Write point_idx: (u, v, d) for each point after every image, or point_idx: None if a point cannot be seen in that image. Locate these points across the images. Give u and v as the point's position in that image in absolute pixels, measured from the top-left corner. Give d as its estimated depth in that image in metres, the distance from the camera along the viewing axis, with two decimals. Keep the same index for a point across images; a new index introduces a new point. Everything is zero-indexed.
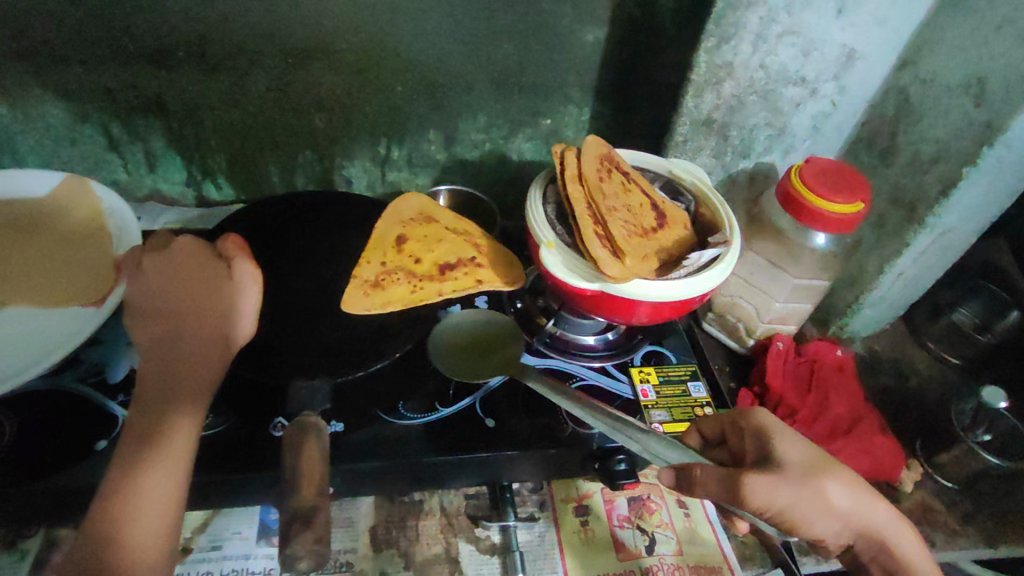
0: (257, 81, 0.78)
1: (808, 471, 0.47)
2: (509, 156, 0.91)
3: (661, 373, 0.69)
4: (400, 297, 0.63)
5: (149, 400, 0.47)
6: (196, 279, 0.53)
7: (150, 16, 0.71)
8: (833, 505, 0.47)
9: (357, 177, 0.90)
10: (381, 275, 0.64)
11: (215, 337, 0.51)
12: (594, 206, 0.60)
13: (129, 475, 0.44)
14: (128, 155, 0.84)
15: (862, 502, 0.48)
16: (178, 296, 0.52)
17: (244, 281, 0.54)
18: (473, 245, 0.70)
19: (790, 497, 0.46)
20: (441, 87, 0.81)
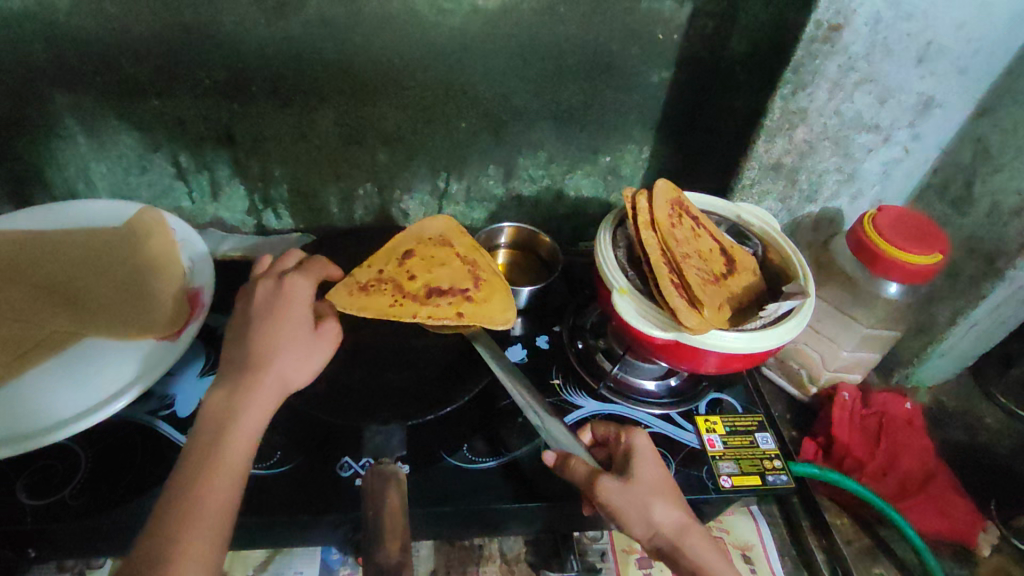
0: (325, 117, 0.80)
1: (645, 488, 0.49)
2: (566, 193, 0.91)
3: (727, 423, 0.67)
4: (377, 306, 0.60)
5: (214, 417, 0.48)
6: (293, 317, 0.55)
7: (228, 52, 0.73)
8: (652, 521, 0.48)
9: (413, 209, 0.91)
10: (373, 282, 0.63)
11: (287, 369, 0.52)
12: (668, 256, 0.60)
13: (196, 476, 0.45)
14: (194, 184, 0.86)
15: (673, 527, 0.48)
16: (275, 327, 0.54)
17: (323, 338, 0.55)
18: (474, 276, 0.66)
19: (622, 500, 0.49)
20: (504, 124, 0.82)
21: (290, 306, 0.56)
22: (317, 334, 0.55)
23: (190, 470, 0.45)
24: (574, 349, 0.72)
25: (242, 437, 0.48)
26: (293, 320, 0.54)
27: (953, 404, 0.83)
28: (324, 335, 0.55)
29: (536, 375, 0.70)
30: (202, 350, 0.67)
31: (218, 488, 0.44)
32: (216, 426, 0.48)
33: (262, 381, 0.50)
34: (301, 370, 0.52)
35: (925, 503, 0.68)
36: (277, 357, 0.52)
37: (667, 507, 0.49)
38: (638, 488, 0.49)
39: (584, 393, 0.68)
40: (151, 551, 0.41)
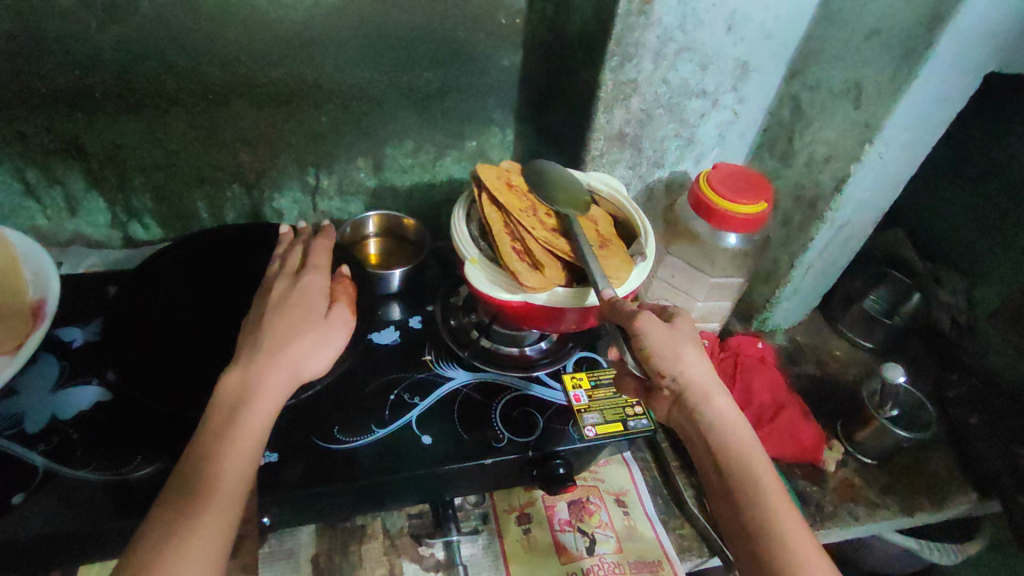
0: (179, 121, 0.78)
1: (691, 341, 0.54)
2: (439, 179, 0.93)
3: (592, 378, 0.71)
4: (512, 206, 0.66)
5: (224, 406, 0.51)
6: (311, 303, 0.59)
7: (61, 58, 0.70)
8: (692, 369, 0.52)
9: (287, 208, 0.91)
10: (519, 189, 0.70)
11: (301, 359, 0.55)
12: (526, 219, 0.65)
13: (214, 451, 0.48)
14: (47, 200, 0.82)
15: (702, 393, 0.52)
16: (292, 315, 0.57)
17: (336, 323, 0.58)
18: (603, 242, 0.67)
19: (666, 338, 0.52)
20: (365, 116, 0.84)
21: (307, 294, 0.59)
22: (330, 319, 0.58)
23: (209, 446, 0.49)
24: (447, 325, 0.75)
25: (258, 418, 0.51)
26: (306, 309, 0.58)
27: (805, 343, 0.91)
28: (337, 320, 0.59)
29: (408, 353, 0.72)
30: (57, 364, 0.65)
31: (234, 468, 0.48)
32: (233, 404, 0.51)
33: (274, 364, 0.53)
34: (316, 357, 0.56)
35: (775, 433, 0.75)
36: (290, 343, 0.55)
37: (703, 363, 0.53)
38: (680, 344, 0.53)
39: (456, 364, 0.71)
40: (167, 523, 0.44)
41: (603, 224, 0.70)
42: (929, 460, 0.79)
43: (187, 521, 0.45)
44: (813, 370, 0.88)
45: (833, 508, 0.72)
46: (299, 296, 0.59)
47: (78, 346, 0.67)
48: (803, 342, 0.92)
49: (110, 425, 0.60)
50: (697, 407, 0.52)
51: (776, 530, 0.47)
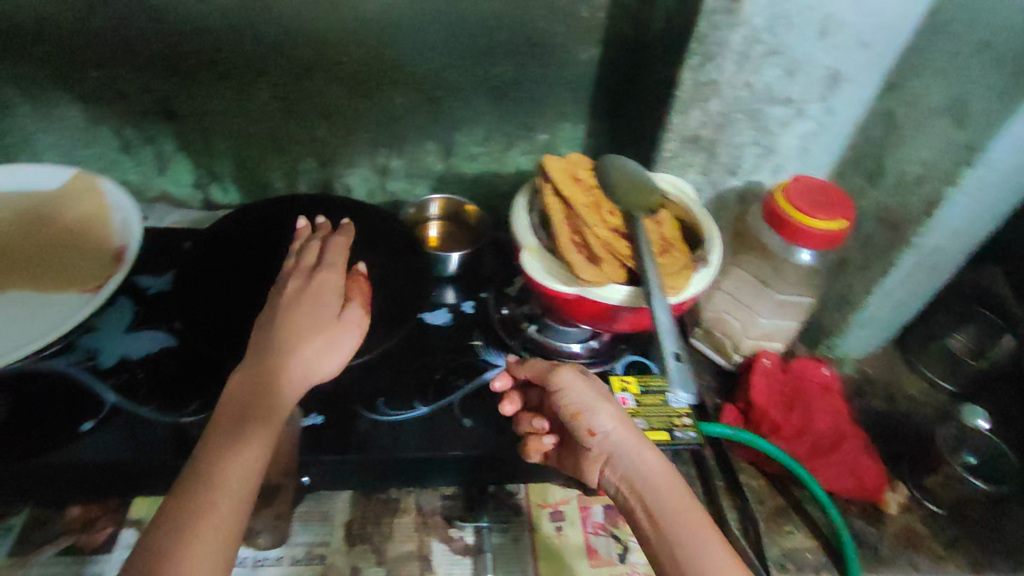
0: (264, 92, 0.82)
1: (606, 394, 0.54)
2: (506, 170, 0.93)
3: (641, 383, 0.69)
4: (576, 199, 0.65)
5: (233, 411, 0.50)
6: (323, 300, 0.56)
7: (164, 24, 0.75)
8: (610, 419, 0.52)
9: (356, 185, 0.93)
10: (586, 183, 0.68)
11: (314, 358, 0.52)
12: (590, 214, 0.64)
13: (222, 458, 0.48)
14: (140, 157, 0.88)
15: (632, 450, 0.51)
16: (301, 314, 0.55)
17: (348, 326, 0.55)
18: (666, 247, 0.64)
19: (582, 387, 0.54)
20: (439, 101, 0.85)
21: (321, 292, 0.57)
22: (341, 322, 0.55)
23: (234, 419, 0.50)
24: (499, 314, 0.74)
25: (265, 425, 0.50)
26: (318, 309, 0.55)
27: (876, 376, 0.85)
28: (349, 321, 0.56)
29: (459, 336, 0.72)
30: (131, 308, 0.68)
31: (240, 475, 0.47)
32: (241, 410, 0.50)
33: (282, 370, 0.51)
34: (327, 359, 0.53)
35: (835, 464, 0.70)
36: (302, 346, 0.53)
37: (618, 416, 0.53)
38: (597, 394, 0.54)
39: (503, 353, 0.70)
40: (169, 530, 0.44)
41: (673, 230, 0.68)
42: (1006, 517, 0.72)
43: (186, 533, 0.44)
44: (882, 406, 0.82)
45: (890, 554, 0.67)
46: (315, 294, 0.57)
47: (152, 293, 0.71)
48: (873, 376, 0.86)
49: (174, 370, 0.63)
50: (625, 465, 0.51)
51: None
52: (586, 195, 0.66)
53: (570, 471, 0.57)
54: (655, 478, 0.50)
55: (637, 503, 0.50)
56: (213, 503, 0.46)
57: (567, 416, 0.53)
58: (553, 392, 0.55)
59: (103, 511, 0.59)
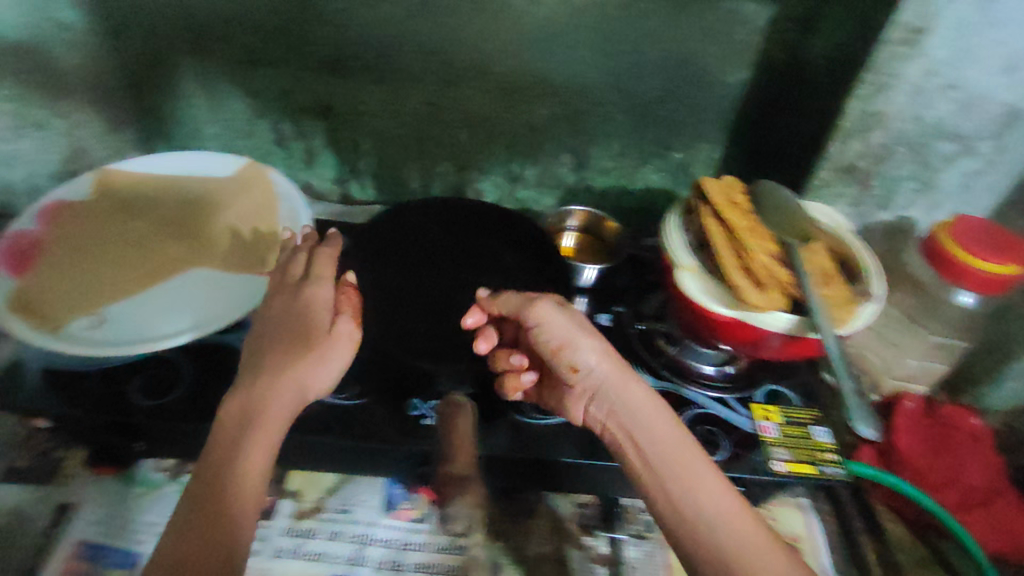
0: (416, 97, 0.85)
1: (587, 326, 0.57)
2: (636, 186, 0.94)
3: (784, 414, 0.68)
4: (736, 221, 0.64)
5: (226, 439, 0.50)
6: (317, 319, 0.57)
7: (334, 29, 0.78)
8: (595, 355, 0.56)
9: (487, 190, 0.96)
10: (741, 205, 0.68)
11: (308, 375, 0.54)
12: (752, 241, 0.63)
13: (221, 485, 0.48)
14: (292, 150, 0.93)
15: (617, 383, 0.55)
16: (297, 332, 0.56)
17: (341, 338, 0.57)
18: (828, 276, 0.63)
19: (566, 323, 0.56)
20: (580, 115, 0.86)
21: (311, 311, 0.58)
22: (335, 334, 0.56)
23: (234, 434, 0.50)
24: (635, 329, 0.75)
25: (262, 446, 0.50)
26: (309, 325, 0.56)
27: None
28: (340, 335, 0.57)
29: None
30: None
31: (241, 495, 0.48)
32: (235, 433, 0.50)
33: (278, 387, 0.53)
34: (321, 373, 0.55)
35: (989, 517, 0.68)
36: (299, 363, 0.54)
37: (601, 350, 0.56)
38: (581, 328, 0.57)
39: (642, 369, 0.71)
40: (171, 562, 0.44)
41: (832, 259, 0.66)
42: None
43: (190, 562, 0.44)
44: None
45: None
46: (303, 310, 0.58)
47: None
48: None
49: None
50: (611, 398, 0.55)
51: (709, 515, 0.48)
52: (744, 218, 0.66)
53: (551, 405, 0.62)
54: (640, 409, 0.54)
55: (620, 430, 0.54)
56: (225, 493, 0.47)
57: (552, 352, 0.57)
58: (532, 327, 0.57)
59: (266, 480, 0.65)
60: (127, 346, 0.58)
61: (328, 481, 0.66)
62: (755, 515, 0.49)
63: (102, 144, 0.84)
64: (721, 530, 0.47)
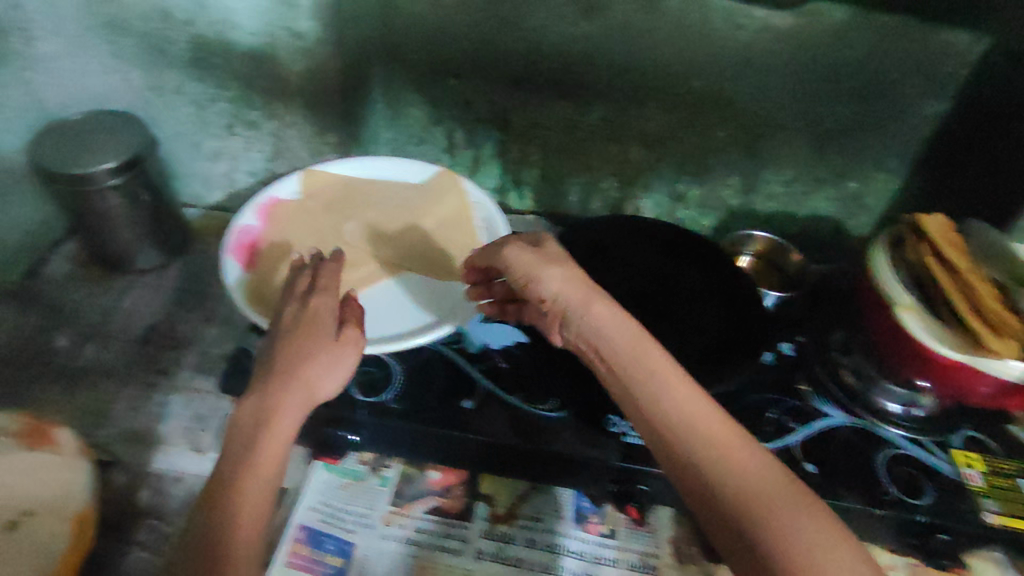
0: (596, 113, 0.86)
1: (555, 255, 0.53)
2: (801, 213, 0.94)
3: (987, 463, 0.67)
4: (959, 260, 0.62)
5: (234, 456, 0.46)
6: (316, 326, 0.53)
7: (530, 45, 0.80)
8: (552, 277, 0.51)
9: (647, 208, 0.97)
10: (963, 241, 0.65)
11: (314, 380, 0.50)
12: (979, 278, 0.61)
13: (226, 508, 0.44)
14: (459, 158, 0.95)
15: (581, 306, 0.50)
16: (297, 342, 0.52)
17: (347, 346, 0.53)
18: None
19: (530, 256, 0.54)
20: (759, 138, 0.86)
21: (314, 320, 0.54)
22: (339, 342, 0.53)
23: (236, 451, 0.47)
24: (821, 361, 0.75)
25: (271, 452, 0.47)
26: (314, 332, 0.52)
27: None
28: (349, 341, 0.54)
29: (783, 378, 0.73)
30: None
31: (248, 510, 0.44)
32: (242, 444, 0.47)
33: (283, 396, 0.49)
34: (326, 382, 0.51)
35: None
36: (301, 371, 0.50)
37: (563, 274, 0.51)
38: (549, 257, 0.53)
39: (833, 403, 0.71)
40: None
41: None
42: None
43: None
44: None
45: None
46: (310, 320, 0.54)
47: None
48: None
49: (530, 365, 0.69)
50: (579, 326, 0.50)
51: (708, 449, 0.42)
52: (968, 256, 0.64)
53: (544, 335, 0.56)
54: (609, 334, 0.48)
55: (599, 359, 0.49)
56: (235, 506, 0.44)
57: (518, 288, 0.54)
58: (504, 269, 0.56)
59: (458, 482, 0.67)
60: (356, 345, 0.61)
61: (520, 487, 0.68)
62: (721, 412, 0.45)
63: (306, 146, 0.80)
64: (687, 434, 0.43)
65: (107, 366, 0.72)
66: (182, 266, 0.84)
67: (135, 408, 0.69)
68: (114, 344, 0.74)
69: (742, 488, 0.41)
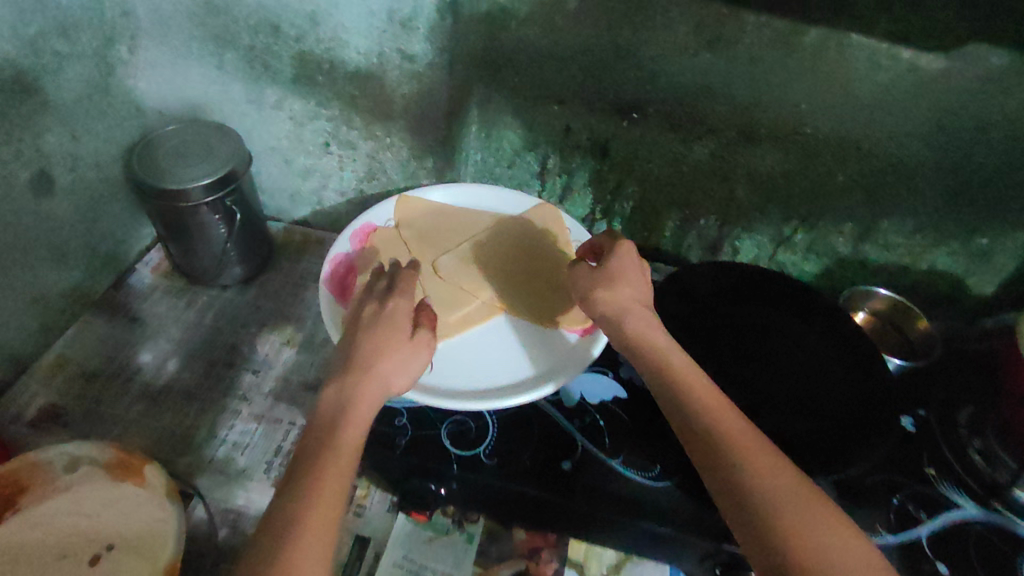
0: (705, 148, 0.80)
1: (607, 268, 0.62)
2: (918, 266, 0.86)
3: None
4: None
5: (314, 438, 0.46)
6: (395, 323, 0.55)
7: (642, 74, 0.74)
8: (606, 288, 0.60)
9: (746, 249, 0.91)
10: None
11: (388, 375, 0.51)
12: None
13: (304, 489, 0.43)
14: (549, 185, 0.90)
15: (629, 316, 0.57)
16: (375, 337, 0.53)
17: (421, 344, 0.54)
18: None
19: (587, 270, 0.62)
20: (883, 186, 0.79)
21: (390, 318, 0.55)
22: (414, 340, 0.54)
23: (312, 445, 0.46)
24: (948, 441, 0.67)
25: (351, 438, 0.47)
26: (391, 329, 0.54)
27: None
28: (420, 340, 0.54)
29: (906, 457, 0.66)
30: None
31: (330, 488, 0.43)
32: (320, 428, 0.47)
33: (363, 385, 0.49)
34: (401, 376, 0.52)
35: None
36: (378, 361, 0.51)
37: (618, 287, 0.59)
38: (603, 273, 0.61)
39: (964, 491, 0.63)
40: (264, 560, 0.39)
41: None
42: None
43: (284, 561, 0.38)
44: None
45: None
46: (386, 318, 0.55)
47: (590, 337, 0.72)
48: None
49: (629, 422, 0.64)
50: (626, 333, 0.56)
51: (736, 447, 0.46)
52: None
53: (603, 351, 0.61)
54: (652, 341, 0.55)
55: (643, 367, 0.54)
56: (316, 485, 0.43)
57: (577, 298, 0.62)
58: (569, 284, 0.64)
59: (546, 544, 0.63)
60: (455, 400, 0.58)
61: (609, 555, 0.63)
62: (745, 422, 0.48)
63: (400, 169, 0.78)
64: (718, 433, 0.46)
65: (188, 388, 0.70)
66: (264, 283, 0.82)
67: (216, 434, 0.67)
68: (196, 364, 0.72)
69: (767, 473, 0.44)
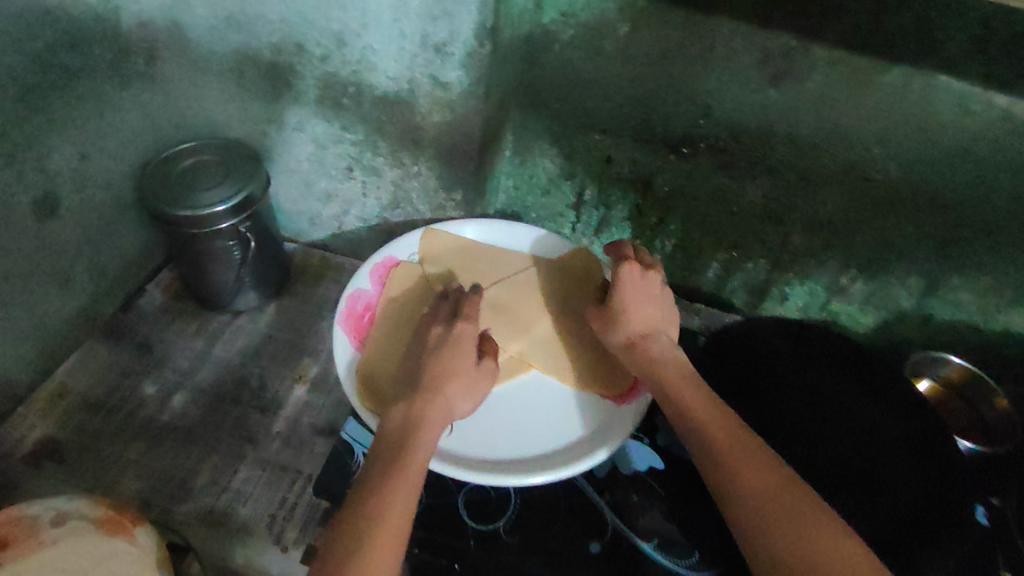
0: (759, 188, 0.73)
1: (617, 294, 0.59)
2: (988, 326, 0.78)
3: None
4: None
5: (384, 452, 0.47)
6: (462, 347, 0.54)
7: (696, 108, 0.68)
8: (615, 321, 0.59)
9: (796, 295, 0.83)
10: None
11: (455, 401, 0.51)
12: None
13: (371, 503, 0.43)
14: (584, 216, 0.84)
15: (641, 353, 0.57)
16: (445, 361, 0.53)
17: (484, 372, 0.54)
18: None
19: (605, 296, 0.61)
20: (958, 241, 0.71)
21: (454, 345, 0.54)
22: (479, 368, 0.54)
23: (382, 460, 0.47)
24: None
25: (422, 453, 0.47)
26: (460, 354, 0.53)
27: None
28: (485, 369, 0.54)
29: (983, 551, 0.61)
30: None
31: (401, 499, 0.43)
32: (393, 445, 0.48)
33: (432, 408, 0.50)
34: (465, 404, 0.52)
35: None
36: (449, 384, 0.51)
37: (632, 319, 0.59)
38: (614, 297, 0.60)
39: None
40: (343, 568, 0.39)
41: None
42: None
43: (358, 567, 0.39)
44: None
45: None
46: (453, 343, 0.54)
47: None
48: None
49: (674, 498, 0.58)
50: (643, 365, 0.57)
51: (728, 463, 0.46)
52: None
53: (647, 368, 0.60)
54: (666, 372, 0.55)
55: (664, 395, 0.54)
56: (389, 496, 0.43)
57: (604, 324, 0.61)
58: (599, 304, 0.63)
59: None
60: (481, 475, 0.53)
61: None
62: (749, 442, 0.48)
63: (427, 199, 0.73)
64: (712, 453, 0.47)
65: (191, 426, 0.66)
66: (278, 310, 0.78)
67: (219, 480, 0.62)
68: (201, 400, 0.68)
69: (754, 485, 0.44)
